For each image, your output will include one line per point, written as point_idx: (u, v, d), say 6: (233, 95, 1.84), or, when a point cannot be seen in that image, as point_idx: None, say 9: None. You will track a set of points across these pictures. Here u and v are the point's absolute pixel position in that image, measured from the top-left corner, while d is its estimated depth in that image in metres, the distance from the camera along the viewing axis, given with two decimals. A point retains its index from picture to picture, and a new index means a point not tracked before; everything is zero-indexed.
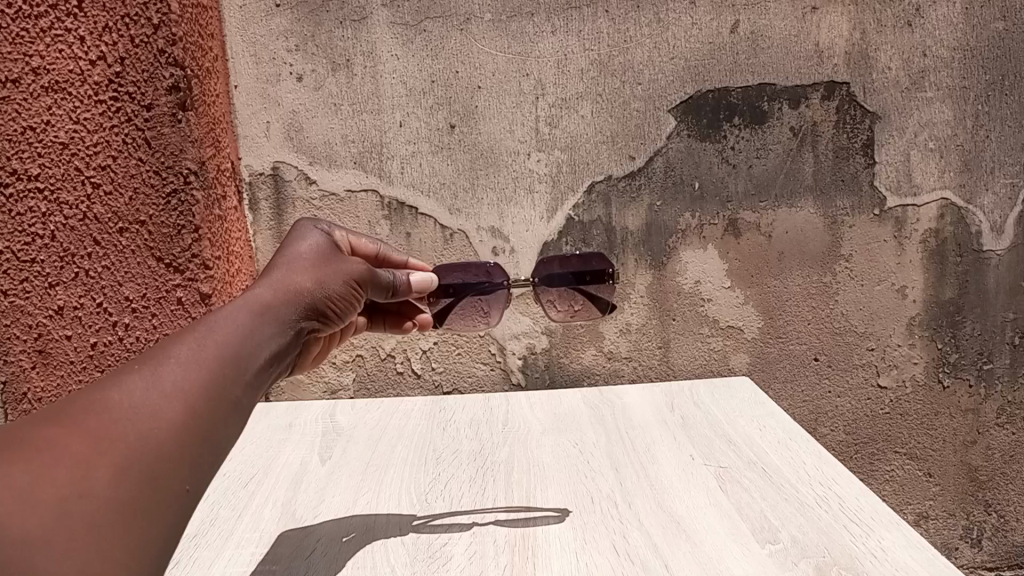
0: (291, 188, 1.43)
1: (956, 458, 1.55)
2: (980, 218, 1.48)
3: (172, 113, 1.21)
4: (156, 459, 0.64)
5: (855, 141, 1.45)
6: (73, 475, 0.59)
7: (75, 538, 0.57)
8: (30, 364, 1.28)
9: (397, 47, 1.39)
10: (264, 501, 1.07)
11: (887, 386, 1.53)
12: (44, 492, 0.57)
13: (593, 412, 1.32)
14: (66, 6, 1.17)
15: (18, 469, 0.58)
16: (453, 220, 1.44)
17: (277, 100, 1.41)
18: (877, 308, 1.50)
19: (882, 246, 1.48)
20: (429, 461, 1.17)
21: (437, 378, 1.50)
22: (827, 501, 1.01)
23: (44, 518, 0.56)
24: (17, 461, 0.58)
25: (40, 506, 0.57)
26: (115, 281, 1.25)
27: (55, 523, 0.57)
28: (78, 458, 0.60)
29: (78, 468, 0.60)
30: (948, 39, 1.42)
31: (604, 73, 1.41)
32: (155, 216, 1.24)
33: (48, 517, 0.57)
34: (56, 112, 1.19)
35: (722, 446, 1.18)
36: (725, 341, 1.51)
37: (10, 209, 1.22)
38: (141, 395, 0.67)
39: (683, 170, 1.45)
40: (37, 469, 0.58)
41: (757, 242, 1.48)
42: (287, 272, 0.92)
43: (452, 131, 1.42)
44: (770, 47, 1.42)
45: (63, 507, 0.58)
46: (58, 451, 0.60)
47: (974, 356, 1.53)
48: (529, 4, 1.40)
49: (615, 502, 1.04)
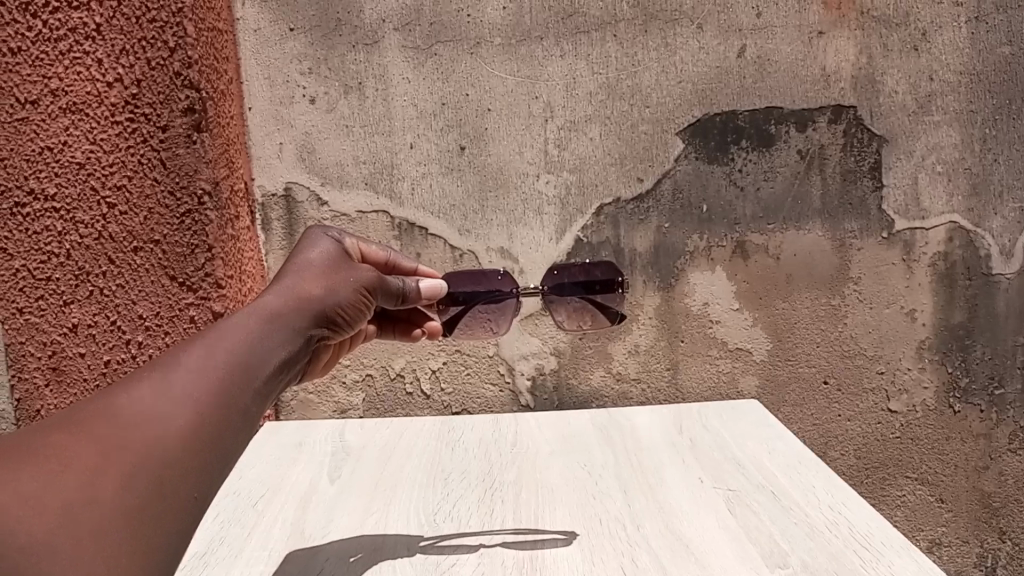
0: (303, 208, 1.44)
1: (968, 484, 1.54)
2: (989, 242, 1.48)
3: (187, 133, 1.22)
4: (163, 465, 0.66)
5: (862, 163, 1.46)
6: (81, 479, 0.61)
7: (81, 541, 0.58)
8: (44, 382, 1.29)
9: (409, 70, 1.42)
10: (273, 519, 1.07)
11: (898, 410, 1.52)
12: (52, 496, 0.59)
13: (602, 433, 1.31)
14: (86, 29, 1.20)
15: (28, 473, 0.60)
16: (463, 241, 1.45)
17: (290, 122, 1.43)
18: (887, 331, 1.50)
19: (891, 269, 1.48)
20: (437, 481, 1.17)
21: (446, 398, 1.50)
22: (837, 525, 1.01)
23: (52, 521, 0.58)
24: (27, 466, 0.60)
25: (48, 510, 0.58)
26: (129, 299, 1.27)
27: (64, 527, 0.58)
28: (85, 463, 0.63)
29: (86, 473, 0.62)
30: (954, 63, 1.44)
31: (612, 96, 1.43)
32: (169, 235, 1.25)
33: (56, 520, 0.58)
34: (73, 132, 1.22)
35: (731, 469, 1.18)
36: (734, 363, 1.50)
37: (27, 227, 1.24)
38: (149, 402, 0.69)
39: (691, 192, 1.46)
40: (47, 473, 0.60)
41: (766, 264, 1.48)
42: (296, 282, 0.94)
43: (462, 152, 1.43)
44: (777, 71, 1.44)
45: (71, 511, 0.59)
46: (66, 456, 0.63)
47: (985, 380, 1.52)
48: (539, 28, 1.42)
49: (623, 524, 1.03)
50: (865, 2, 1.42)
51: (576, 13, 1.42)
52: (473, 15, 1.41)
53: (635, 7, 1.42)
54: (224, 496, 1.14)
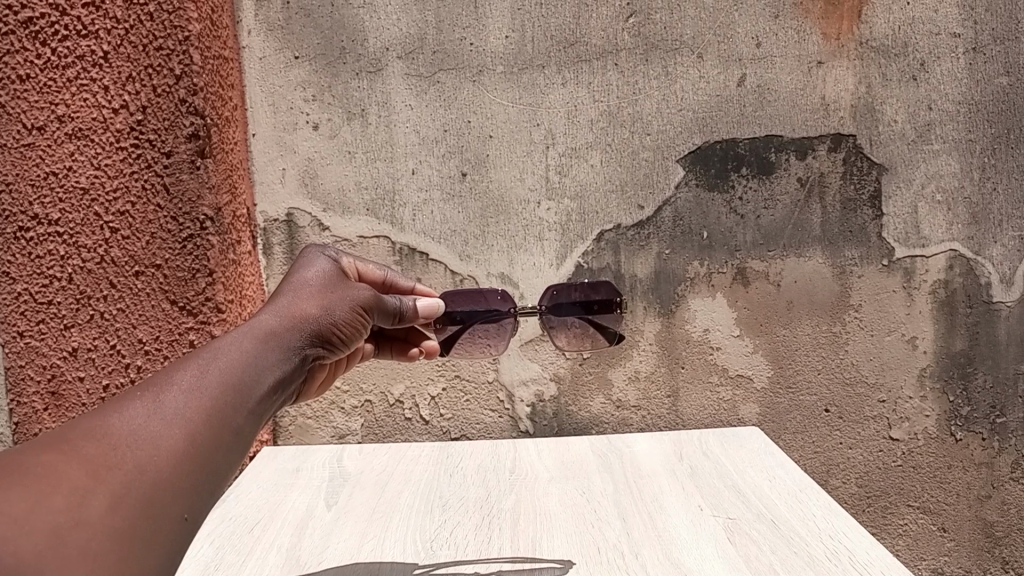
0: (304, 233, 1.45)
1: (970, 513, 1.52)
2: (989, 270, 1.48)
3: (191, 159, 1.24)
4: (154, 486, 0.66)
5: (862, 192, 1.46)
6: (70, 500, 0.61)
7: (69, 564, 0.58)
8: (42, 406, 1.29)
9: (412, 97, 1.43)
10: (269, 546, 1.06)
11: (899, 438, 1.51)
12: (40, 517, 0.59)
13: (601, 461, 1.31)
14: (93, 56, 1.21)
15: (17, 494, 0.60)
16: (463, 266, 1.46)
17: (294, 147, 1.44)
18: (888, 359, 1.50)
19: (892, 297, 1.48)
20: (435, 508, 1.16)
21: (446, 424, 1.50)
22: (837, 555, 1.00)
23: (40, 543, 0.58)
24: (15, 487, 0.60)
25: (36, 532, 0.58)
26: (130, 323, 1.27)
27: (51, 549, 0.58)
28: (75, 482, 0.62)
29: (75, 494, 0.62)
30: (953, 93, 1.45)
31: (613, 124, 1.44)
32: (171, 260, 1.26)
33: (43, 543, 0.58)
34: (77, 158, 1.23)
35: (732, 498, 1.17)
36: (734, 390, 1.50)
37: (30, 251, 1.25)
38: (141, 422, 0.69)
39: (691, 219, 1.46)
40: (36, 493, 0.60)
41: (766, 291, 1.48)
42: (293, 300, 0.94)
43: (463, 178, 1.44)
44: (777, 100, 1.45)
45: (59, 533, 0.59)
46: (57, 476, 0.62)
47: (987, 409, 1.51)
48: (540, 57, 1.43)
49: (622, 552, 1.02)
50: (863, 33, 1.44)
51: (578, 42, 1.43)
52: (475, 43, 1.43)
53: (635, 36, 1.43)
54: (220, 521, 1.13)
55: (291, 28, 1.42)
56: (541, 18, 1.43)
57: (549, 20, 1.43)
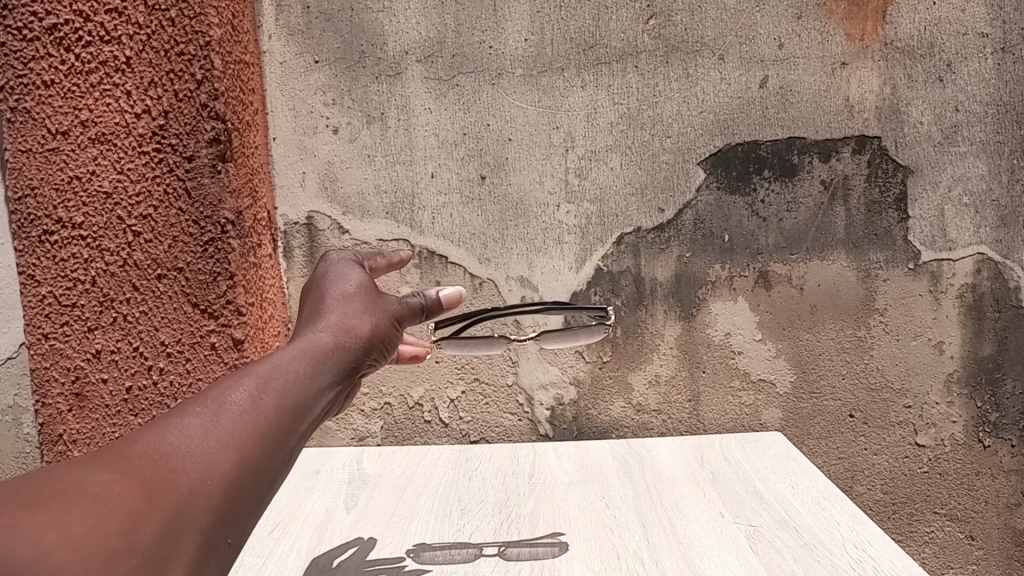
0: (324, 236, 1.46)
1: (999, 521, 1.49)
2: (1019, 274, 1.45)
3: (212, 163, 1.25)
4: (207, 511, 0.66)
5: (887, 194, 1.44)
6: (125, 522, 0.60)
7: None
8: (66, 407, 1.31)
9: (431, 100, 1.43)
10: (288, 548, 1.06)
11: (926, 445, 1.49)
12: (96, 538, 0.58)
13: (621, 465, 1.30)
14: (116, 62, 1.22)
15: (74, 512, 0.59)
16: (482, 269, 1.45)
17: (314, 151, 1.45)
18: (914, 364, 1.47)
19: (918, 301, 1.46)
20: (454, 512, 1.15)
21: (465, 428, 1.50)
22: (861, 564, 0.98)
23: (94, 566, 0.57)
24: (71, 507, 0.59)
25: (91, 553, 0.57)
26: (152, 326, 1.28)
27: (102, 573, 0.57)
28: (132, 503, 0.62)
29: (132, 513, 0.61)
30: (980, 93, 1.42)
31: (633, 126, 1.43)
32: (192, 263, 1.27)
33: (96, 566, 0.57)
34: (101, 162, 1.24)
35: (755, 505, 1.15)
36: (756, 395, 1.48)
37: (54, 255, 1.27)
38: (196, 445, 0.69)
39: (712, 223, 1.45)
40: (93, 513, 0.59)
41: (789, 295, 1.46)
42: (340, 316, 0.94)
43: (482, 181, 1.44)
44: (800, 102, 1.43)
45: (113, 555, 0.58)
46: (113, 496, 0.62)
47: (1017, 415, 1.48)
48: (560, 59, 1.43)
49: (641, 559, 1.01)
50: (888, 33, 1.41)
51: (598, 44, 1.42)
52: (495, 47, 1.43)
53: (656, 39, 1.42)
54: None
55: (311, 32, 1.43)
56: (560, 21, 1.42)
57: (569, 23, 1.42)
